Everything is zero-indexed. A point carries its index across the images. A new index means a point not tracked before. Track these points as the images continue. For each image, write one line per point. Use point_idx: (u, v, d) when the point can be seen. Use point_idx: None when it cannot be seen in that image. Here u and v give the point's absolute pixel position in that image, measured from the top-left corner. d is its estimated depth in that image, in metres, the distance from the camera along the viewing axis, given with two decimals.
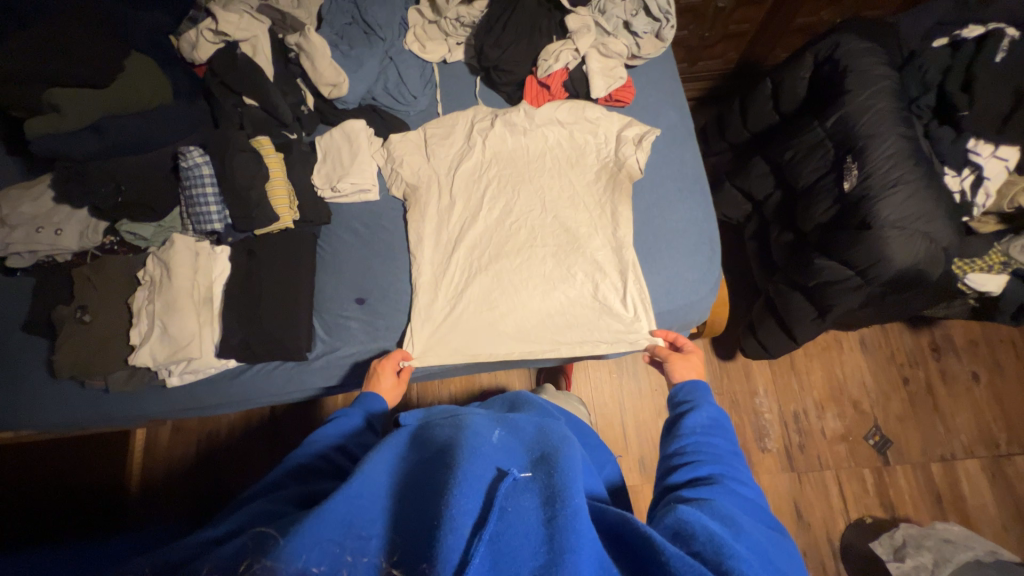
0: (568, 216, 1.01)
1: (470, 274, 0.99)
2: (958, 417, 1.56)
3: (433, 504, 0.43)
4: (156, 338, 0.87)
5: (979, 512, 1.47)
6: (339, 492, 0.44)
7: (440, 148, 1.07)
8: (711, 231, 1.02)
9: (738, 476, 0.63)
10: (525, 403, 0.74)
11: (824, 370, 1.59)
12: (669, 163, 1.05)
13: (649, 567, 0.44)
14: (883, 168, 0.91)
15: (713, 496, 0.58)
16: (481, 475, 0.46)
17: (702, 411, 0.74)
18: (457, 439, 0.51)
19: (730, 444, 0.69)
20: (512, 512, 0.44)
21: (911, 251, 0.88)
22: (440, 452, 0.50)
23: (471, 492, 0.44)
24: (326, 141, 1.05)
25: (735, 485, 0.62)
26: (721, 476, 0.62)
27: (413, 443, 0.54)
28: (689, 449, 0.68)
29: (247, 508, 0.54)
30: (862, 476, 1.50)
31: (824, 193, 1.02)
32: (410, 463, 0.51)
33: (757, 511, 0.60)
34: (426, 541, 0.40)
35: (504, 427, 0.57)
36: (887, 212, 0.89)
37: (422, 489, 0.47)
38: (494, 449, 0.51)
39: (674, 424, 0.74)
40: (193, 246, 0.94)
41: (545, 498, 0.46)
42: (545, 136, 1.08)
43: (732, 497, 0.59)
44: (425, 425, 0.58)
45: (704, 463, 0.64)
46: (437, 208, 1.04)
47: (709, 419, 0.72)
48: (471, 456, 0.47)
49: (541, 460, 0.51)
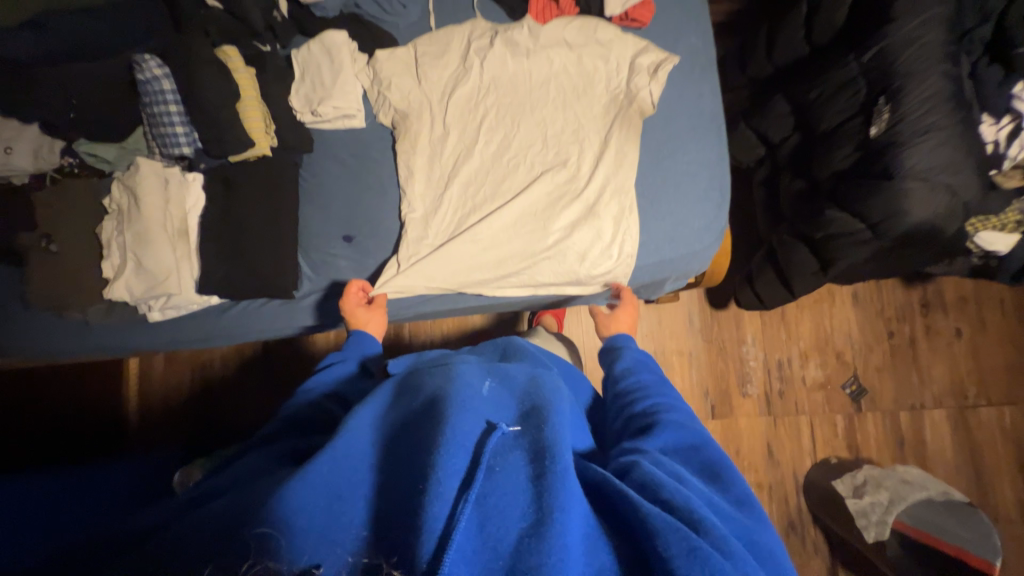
0: (570, 152, 0.93)
1: (461, 213, 0.93)
2: (935, 369, 1.62)
3: (420, 462, 0.43)
4: (130, 271, 0.83)
5: (937, 455, 1.58)
6: (323, 453, 0.44)
7: (433, 70, 0.96)
8: (722, 175, 0.96)
9: (672, 407, 0.66)
10: (517, 350, 0.73)
11: (813, 321, 1.61)
12: (686, 98, 0.96)
13: (628, 522, 0.45)
14: (916, 114, 0.84)
15: (651, 437, 0.60)
16: (469, 430, 0.45)
17: (627, 355, 0.80)
18: (445, 390, 0.50)
19: (659, 379, 0.75)
20: (500, 471, 0.43)
21: (929, 207, 0.85)
22: (427, 406, 0.49)
23: (458, 451, 0.43)
24: (303, 56, 0.93)
25: (671, 418, 0.64)
26: (656, 409, 0.65)
27: (399, 394, 0.54)
28: (627, 394, 0.71)
29: (231, 466, 0.53)
30: (834, 421, 1.58)
31: (847, 138, 0.95)
32: (396, 414, 0.51)
33: (694, 434, 0.63)
34: (412, 504, 0.40)
35: (494, 377, 0.56)
36: (913, 161, 0.84)
37: (411, 445, 0.46)
38: (483, 402, 0.50)
39: (611, 373, 0.79)
40: (160, 171, 0.87)
41: (533, 454, 0.45)
42: (550, 59, 0.97)
43: (668, 431, 0.61)
44: (410, 375, 0.57)
45: (637, 401, 0.68)
46: (428, 137, 0.95)
47: (633, 360, 0.79)
48: (461, 410, 0.47)
49: (529, 412, 0.51)
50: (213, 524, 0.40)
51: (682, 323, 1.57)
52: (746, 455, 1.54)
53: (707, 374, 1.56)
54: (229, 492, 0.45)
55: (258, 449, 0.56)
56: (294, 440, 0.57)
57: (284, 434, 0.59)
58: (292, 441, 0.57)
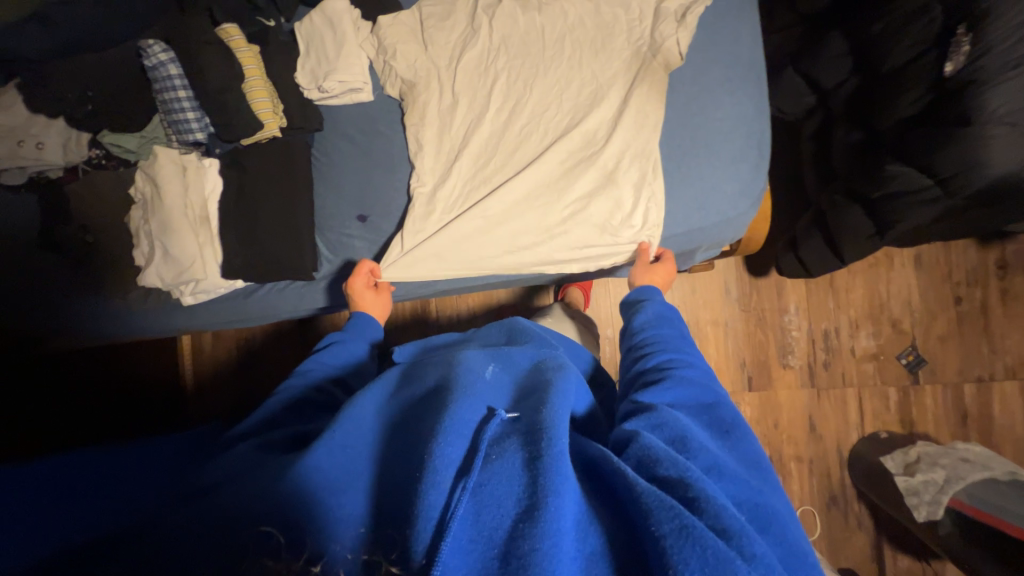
0: (586, 114, 0.86)
1: (474, 186, 0.89)
2: (1010, 338, 1.45)
3: (418, 452, 0.42)
4: (159, 259, 0.86)
5: (1005, 431, 1.44)
6: (320, 445, 0.44)
7: (440, 34, 0.90)
8: (760, 131, 0.86)
9: (687, 362, 0.63)
10: (522, 331, 0.71)
11: (867, 287, 1.47)
12: (721, 45, 0.85)
13: (622, 503, 0.42)
14: (1009, 42, 0.70)
15: (657, 398, 0.57)
16: (469, 418, 0.44)
17: (650, 307, 0.76)
18: (449, 374, 0.50)
19: (678, 335, 0.70)
20: (497, 459, 0.41)
21: (1016, 155, 0.72)
22: (430, 394, 0.49)
23: (456, 439, 0.42)
24: (307, 29, 0.89)
25: (684, 373, 0.61)
26: (668, 370, 0.62)
27: (402, 381, 0.55)
28: (638, 354, 0.68)
29: (245, 440, 0.55)
30: (886, 394, 1.47)
31: (915, 81, 0.82)
32: (399, 402, 0.51)
33: (706, 394, 0.59)
34: (408, 496, 0.39)
35: (497, 361, 0.55)
36: (995, 105, 0.72)
37: (412, 434, 0.45)
38: (485, 388, 0.49)
39: (628, 326, 0.76)
40: (178, 159, 0.88)
41: (528, 437, 0.43)
42: (564, 12, 0.88)
43: (679, 389, 0.58)
44: (414, 365, 0.58)
45: (655, 357, 0.65)
46: (437, 108, 0.90)
47: (656, 314, 0.74)
48: (465, 397, 0.46)
49: (530, 396, 0.49)
50: (214, 505, 0.40)
51: (718, 292, 1.48)
52: (785, 428, 1.47)
53: (744, 345, 1.48)
54: (235, 477, 0.45)
55: (274, 428, 0.58)
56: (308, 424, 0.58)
57: (300, 419, 0.60)
58: (306, 424, 0.58)
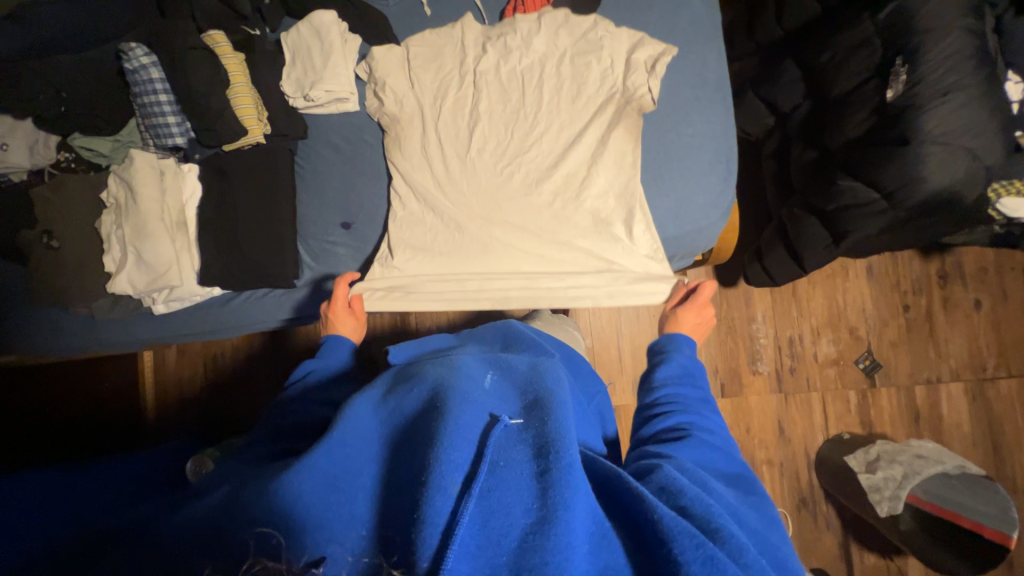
0: (566, 156, 0.89)
1: (465, 224, 0.90)
2: (952, 342, 1.58)
3: (422, 457, 0.42)
4: (131, 265, 0.83)
5: (953, 429, 1.56)
6: (320, 445, 0.44)
7: (426, 74, 0.92)
8: (728, 147, 0.92)
9: (707, 425, 0.65)
10: (517, 337, 0.74)
11: (826, 296, 1.58)
12: (691, 67, 0.91)
13: (637, 521, 0.44)
14: (936, 74, 0.79)
15: (682, 448, 0.59)
16: (473, 423, 0.45)
17: (674, 361, 0.75)
18: (445, 381, 0.49)
19: (700, 392, 0.71)
20: (503, 466, 0.43)
21: (949, 171, 0.80)
22: (426, 401, 0.48)
23: (462, 445, 0.43)
24: (293, 39, 0.90)
25: (704, 436, 0.62)
26: (690, 426, 0.64)
27: (397, 381, 0.53)
28: (660, 397, 0.70)
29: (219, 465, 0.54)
30: (847, 397, 1.56)
31: (861, 104, 0.91)
32: (393, 402, 0.50)
33: (726, 458, 0.61)
34: (410, 503, 0.40)
35: (493, 369, 0.56)
36: (930, 125, 0.79)
37: (410, 442, 0.45)
38: (484, 395, 0.50)
39: (647, 377, 0.75)
40: (156, 163, 0.86)
41: (538, 449, 0.45)
42: (540, 61, 0.90)
43: (704, 451, 0.60)
44: (407, 368, 0.57)
45: (679, 413, 0.66)
46: (419, 143, 0.91)
47: (680, 368, 0.74)
48: (463, 403, 0.46)
49: (534, 405, 0.50)
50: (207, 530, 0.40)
51: None
52: (757, 432, 1.53)
53: (716, 352, 1.55)
54: (236, 476, 0.47)
55: (264, 437, 0.58)
56: (295, 433, 0.58)
57: (286, 431, 0.59)
58: (293, 437, 0.57)
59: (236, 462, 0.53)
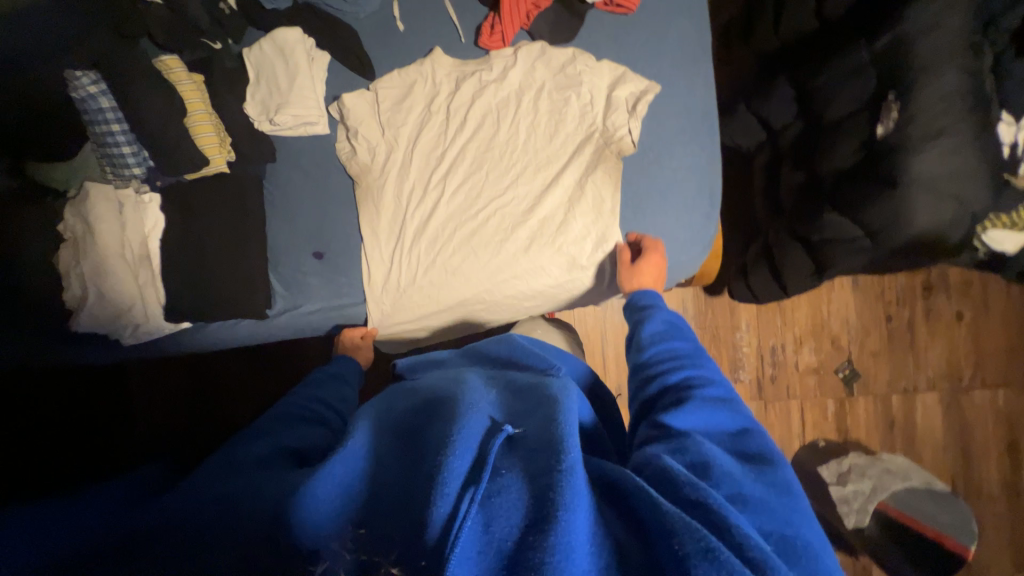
0: (542, 199, 0.86)
1: (437, 272, 0.87)
2: (932, 352, 1.61)
3: (428, 467, 0.44)
4: (92, 303, 0.80)
5: (925, 436, 1.60)
6: (333, 457, 0.48)
7: (397, 113, 0.88)
8: (713, 179, 0.89)
9: (712, 379, 0.63)
10: (525, 358, 0.74)
11: (810, 306, 1.58)
12: (675, 94, 0.87)
13: (641, 519, 0.43)
14: (929, 116, 0.76)
15: (682, 414, 0.57)
16: (476, 432, 0.47)
17: (657, 316, 0.74)
18: (453, 401, 0.53)
19: (691, 342, 0.70)
20: (506, 474, 0.44)
21: (936, 215, 0.78)
22: (437, 414, 0.51)
23: (463, 454, 0.45)
24: (256, 56, 0.85)
25: (709, 394, 0.60)
26: (694, 385, 0.61)
27: (406, 403, 0.57)
28: (660, 358, 0.68)
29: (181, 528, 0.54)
30: (825, 405, 1.59)
31: (851, 135, 0.87)
32: (404, 420, 0.54)
33: (733, 418, 0.58)
34: (414, 512, 0.42)
35: (500, 387, 0.58)
36: (919, 169, 0.77)
37: (418, 455, 0.48)
38: (490, 408, 0.52)
39: (635, 337, 0.74)
40: (114, 196, 0.82)
41: (536, 450, 0.46)
42: (518, 97, 0.87)
43: (706, 413, 0.58)
44: (419, 388, 0.60)
45: (680, 371, 0.64)
46: (392, 189, 0.88)
47: (664, 323, 0.73)
48: (470, 417, 0.49)
49: (535, 408, 0.52)
50: None
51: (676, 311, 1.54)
52: None
53: None
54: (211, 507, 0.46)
55: (247, 448, 0.57)
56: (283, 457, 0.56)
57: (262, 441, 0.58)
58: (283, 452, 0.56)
59: (212, 485, 0.51)
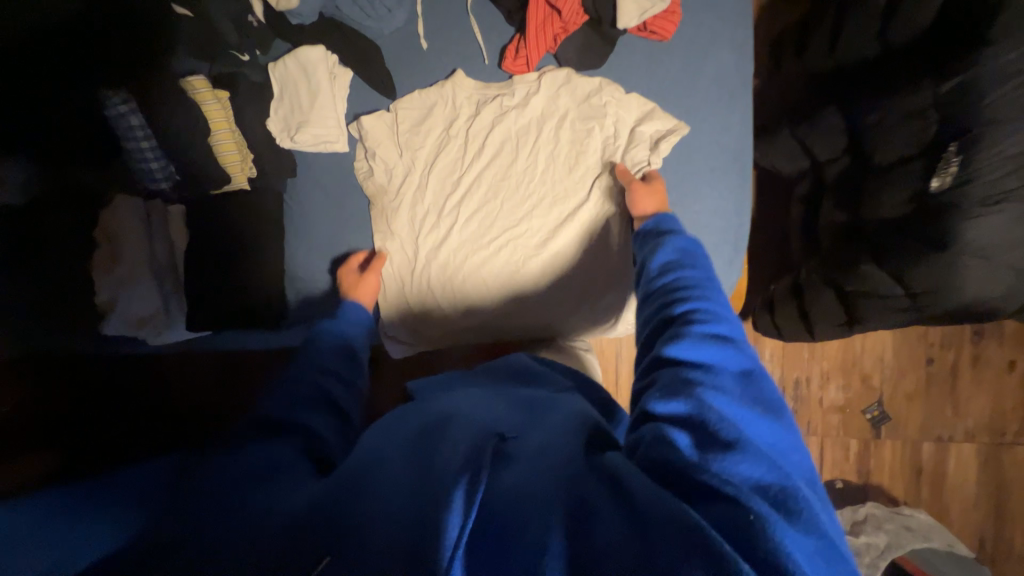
0: (557, 234, 0.84)
1: (449, 295, 0.87)
2: (974, 402, 1.49)
3: (431, 461, 0.45)
4: (120, 311, 0.84)
5: (956, 488, 1.50)
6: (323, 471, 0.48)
7: (416, 137, 0.87)
8: (739, 223, 0.85)
9: (721, 312, 0.59)
10: (536, 375, 0.74)
11: (843, 341, 1.49)
12: (704, 129, 0.82)
13: (635, 495, 0.41)
14: (993, 176, 0.68)
15: (681, 356, 0.54)
16: (476, 431, 0.48)
17: (669, 244, 0.70)
18: (456, 411, 0.54)
19: (702, 272, 0.65)
20: (505, 469, 0.44)
21: (987, 285, 0.72)
22: (440, 419, 0.53)
23: (463, 448, 0.45)
24: (279, 72, 0.85)
25: (715, 325, 0.56)
26: (700, 315, 0.58)
27: (410, 412, 0.59)
28: (668, 293, 0.64)
29: None
30: (847, 445, 1.51)
31: (900, 183, 0.79)
32: (410, 418, 0.56)
33: (739, 354, 0.54)
34: (412, 497, 0.42)
35: (504, 400, 0.60)
36: (975, 234, 0.70)
37: (420, 444, 0.49)
38: (493, 415, 0.54)
39: (645, 267, 0.70)
40: (143, 206, 0.85)
41: (539, 451, 0.47)
42: (539, 126, 0.84)
43: (708, 344, 0.54)
44: (429, 401, 0.62)
45: (687, 301, 0.60)
46: (407, 213, 0.87)
47: (676, 250, 0.68)
48: (474, 422, 0.51)
49: (538, 419, 0.53)
50: None
51: None
52: None
53: None
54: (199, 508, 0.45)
55: None
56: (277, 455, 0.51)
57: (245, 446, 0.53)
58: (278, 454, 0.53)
59: (205, 479, 0.50)
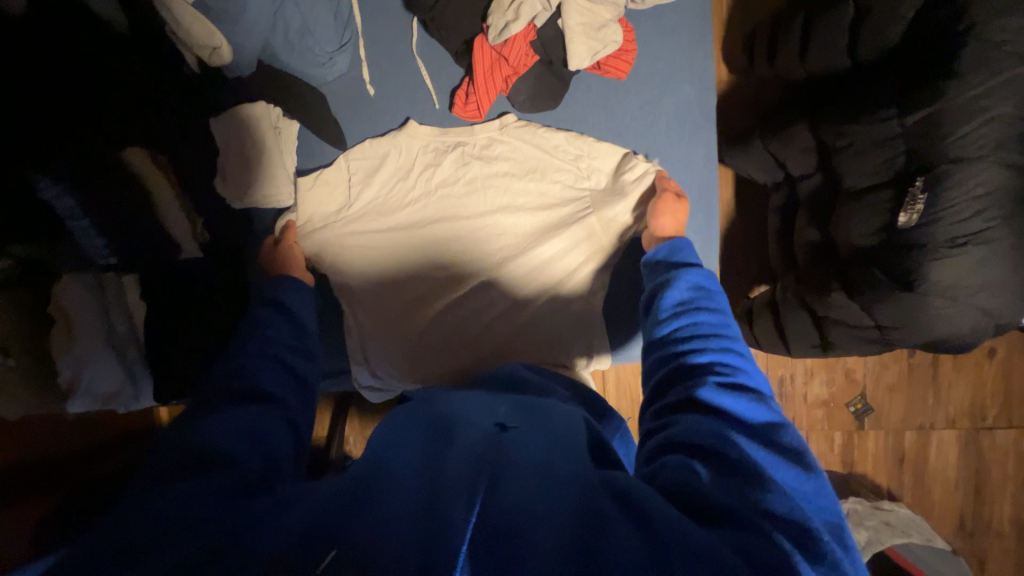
0: (527, 274, 0.84)
1: (416, 338, 0.83)
2: (956, 391, 1.51)
3: (435, 472, 0.41)
4: (81, 392, 0.81)
5: (937, 473, 1.54)
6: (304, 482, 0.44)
7: (367, 188, 0.84)
8: (707, 255, 0.86)
9: (739, 358, 0.57)
10: (528, 383, 0.68)
11: None
12: (669, 168, 0.85)
13: (655, 518, 0.38)
14: (958, 215, 0.68)
15: (704, 403, 0.51)
16: (481, 442, 0.44)
17: (679, 280, 0.68)
18: (454, 421, 0.49)
19: (717, 312, 0.63)
20: (511, 478, 0.41)
21: (954, 322, 0.72)
22: (440, 432, 0.47)
23: (469, 461, 0.42)
24: (220, 128, 0.78)
25: (736, 373, 0.54)
26: (719, 362, 0.56)
27: (408, 418, 0.52)
28: (681, 336, 0.61)
29: None
30: (831, 438, 1.53)
31: (869, 212, 0.77)
32: (405, 428, 0.50)
33: (763, 402, 0.52)
34: (416, 512, 0.38)
35: (504, 406, 0.54)
36: (940, 275, 0.69)
37: (423, 458, 0.44)
38: (492, 423, 0.49)
39: (653, 305, 0.68)
40: (92, 281, 0.80)
41: (545, 461, 0.43)
42: (504, 168, 0.84)
43: (733, 392, 0.52)
44: (433, 401, 0.56)
45: (703, 346, 0.58)
46: (360, 268, 0.83)
47: (687, 287, 0.66)
48: (478, 433, 0.46)
49: (544, 428, 0.48)
50: None
51: None
52: None
53: None
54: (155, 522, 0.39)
55: None
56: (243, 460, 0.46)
57: (203, 446, 0.46)
58: (250, 438, 0.48)
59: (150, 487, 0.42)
